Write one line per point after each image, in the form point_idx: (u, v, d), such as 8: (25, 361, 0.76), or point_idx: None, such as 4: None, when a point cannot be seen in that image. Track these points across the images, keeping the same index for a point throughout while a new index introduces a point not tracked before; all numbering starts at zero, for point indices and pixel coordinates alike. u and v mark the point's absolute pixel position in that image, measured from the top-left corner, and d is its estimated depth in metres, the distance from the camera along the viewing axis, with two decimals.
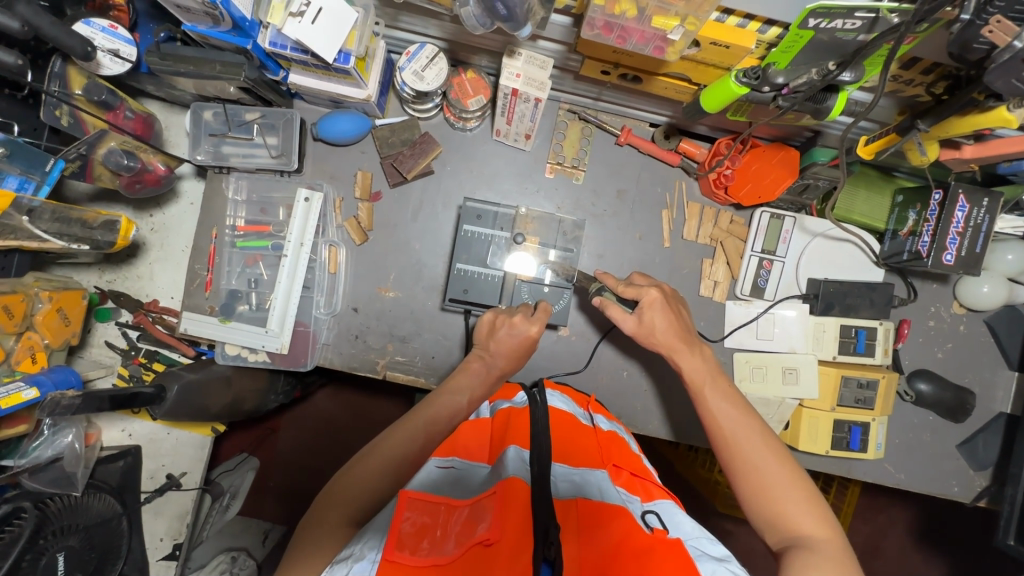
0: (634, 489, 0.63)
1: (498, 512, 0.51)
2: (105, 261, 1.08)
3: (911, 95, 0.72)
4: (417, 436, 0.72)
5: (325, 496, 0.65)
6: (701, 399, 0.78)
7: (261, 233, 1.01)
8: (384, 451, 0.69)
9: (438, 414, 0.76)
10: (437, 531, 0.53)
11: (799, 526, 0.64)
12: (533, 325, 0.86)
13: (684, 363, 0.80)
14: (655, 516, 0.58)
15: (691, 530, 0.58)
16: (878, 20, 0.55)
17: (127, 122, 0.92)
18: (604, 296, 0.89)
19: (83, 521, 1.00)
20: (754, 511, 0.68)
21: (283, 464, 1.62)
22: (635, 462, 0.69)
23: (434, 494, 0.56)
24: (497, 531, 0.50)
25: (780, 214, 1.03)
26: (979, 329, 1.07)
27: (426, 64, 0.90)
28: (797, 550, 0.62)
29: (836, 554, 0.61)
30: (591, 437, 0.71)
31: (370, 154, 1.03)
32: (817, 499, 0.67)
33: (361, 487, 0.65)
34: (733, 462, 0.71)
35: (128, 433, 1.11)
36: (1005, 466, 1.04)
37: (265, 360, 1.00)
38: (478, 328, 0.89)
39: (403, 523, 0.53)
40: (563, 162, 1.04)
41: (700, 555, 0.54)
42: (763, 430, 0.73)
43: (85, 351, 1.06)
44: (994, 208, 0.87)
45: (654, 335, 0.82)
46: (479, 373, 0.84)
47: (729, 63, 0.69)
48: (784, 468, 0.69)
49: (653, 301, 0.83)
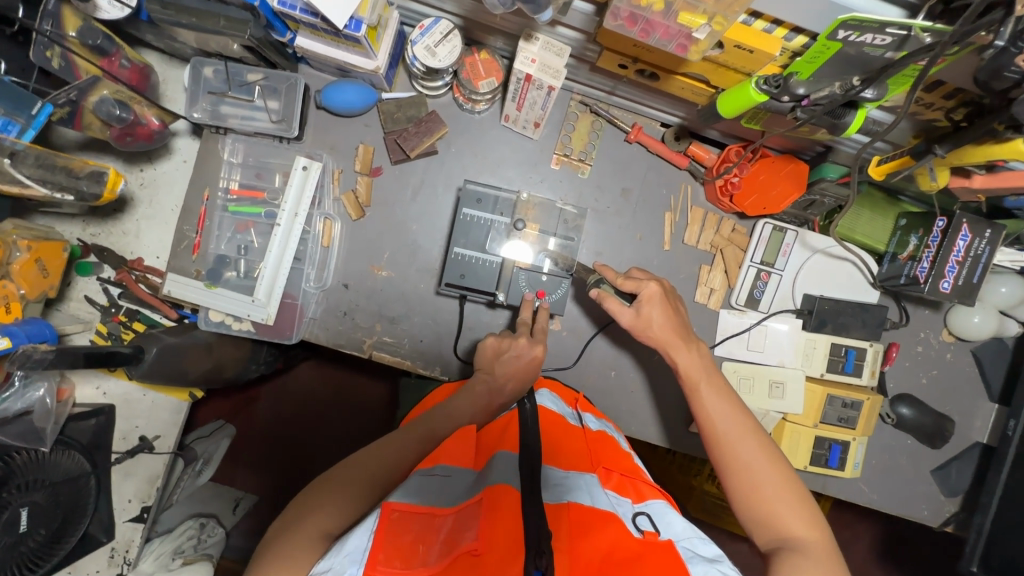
0: (624, 491, 0.63)
1: (485, 523, 0.51)
2: (90, 214, 1.04)
3: (929, 119, 0.70)
4: (407, 453, 0.71)
5: (305, 496, 0.64)
6: (696, 392, 0.76)
7: (255, 199, 0.98)
8: (376, 463, 0.68)
9: (435, 432, 0.74)
10: (421, 543, 0.52)
11: (788, 530, 0.65)
12: (537, 348, 0.85)
13: (680, 356, 0.79)
14: (647, 518, 0.58)
15: (683, 530, 0.57)
16: (909, 37, 0.54)
17: (122, 71, 0.88)
18: (602, 289, 0.88)
19: (50, 478, 0.98)
20: (744, 512, 0.68)
21: (259, 434, 1.61)
22: (624, 461, 0.69)
23: (415, 505, 0.55)
24: (485, 541, 0.49)
25: (783, 227, 1.02)
26: (965, 358, 1.08)
27: (439, 40, 0.87)
28: (786, 554, 0.63)
29: (824, 557, 0.62)
30: (579, 439, 0.71)
31: (373, 128, 1.00)
32: (808, 503, 0.67)
33: (343, 497, 0.63)
34: (725, 461, 0.70)
35: (103, 391, 1.08)
36: (976, 494, 1.06)
37: (249, 330, 0.97)
38: (480, 353, 0.87)
39: (389, 535, 0.51)
40: (570, 154, 1.02)
41: (692, 558, 0.54)
42: (757, 431, 0.72)
43: (63, 304, 1.03)
44: (995, 240, 0.88)
45: (651, 328, 0.81)
46: (483, 396, 0.81)
47: (750, 68, 0.67)
48: (777, 471, 0.68)
49: (652, 295, 0.81)
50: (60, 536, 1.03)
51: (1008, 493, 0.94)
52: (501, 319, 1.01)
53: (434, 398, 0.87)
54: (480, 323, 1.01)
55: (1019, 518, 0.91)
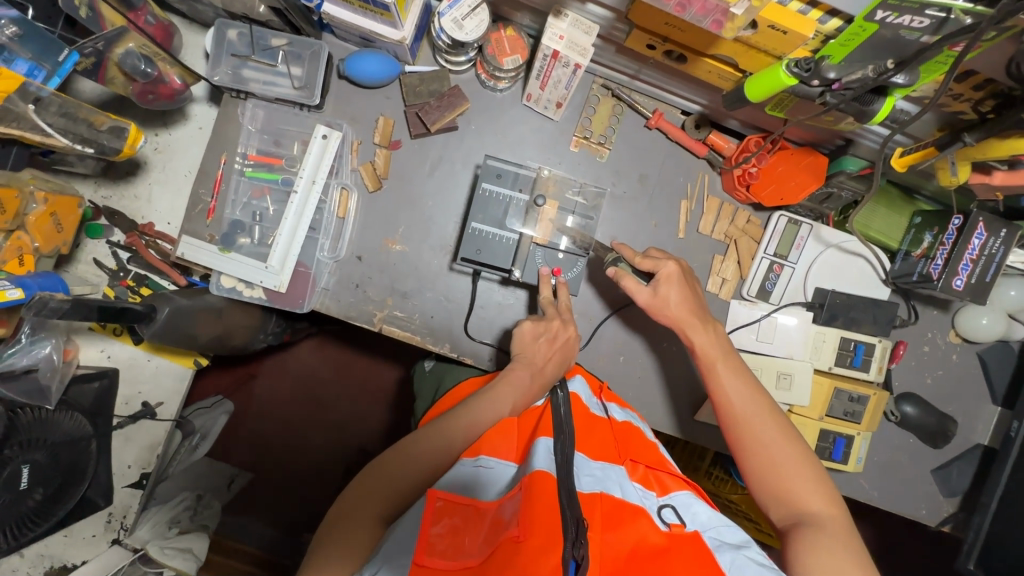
0: (650, 484, 0.70)
1: (525, 513, 0.59)
2: (102, 176, 1.04)
3: (955, 111, 0.70)
4: (453, 444, 0.74)
5: (358, 485, 0.69)
6: (713, 372, 0.80)
7: (271, 166, 0.98)
8: (424, 450, 0.72)
9: (479, 420, 0.77)
10: (468, 530, 0.61)
11: (805, 504, 0.69)
12: (570, 330, 0.90)
13: (697, 337, 0.82)
14: (672, 511, 0.66)
15: (708, 520, 0.65)
16: (949, 20, 0.54)
17: (148, 26, 0.88)
18: (619, 266, 0.90)
19: (51, 438, 0.99)
20: (762, 487, 0.72)
21: (258, 410, 1.60)
22: (651, 454, 0.76)
23: (457, 496, 0.64)
24: (525, 530, 0.57)
25: (798, 220, 1.02)
26: (971, 361, 1.09)
27: (467, 13, 0.88)
28: (803, 527, 0.67)
29: (839, 529, 0.66)
30: (607, 431, 0.78)
31: (395, 101, 1.00)
32: (824, 480, 0.71)
33: (394, 485, 0.69)
34: (743, 439, 0.75)
35: (107, 354, 1.06)
36: (975, 495, 1.07)
37: (260, 297, 0.97)
38: (518, 338, 0.89)
39: (433, 527, 0.60)
40: (590, 137, 1.02)
41: (719, 546, 0.61)
42: (772, 410, 0.76)
43: (72, 265, 1.02)
44: (1010, 240, 0.88)
45: (668, 307, 0.84)
46: (522, 382, 0.83)
47: (782, 50, 0.67)
48: (792, 449, 0.73)
49: (671, 274, 0.84)
50: (59, 495, 1.02)
51: (1008, 494, 0.95)
52: (512, 299, 1.01)
53: (466, 387, 0.91)
54: (492, 302, 1.01)
55: (1018, 518, 0.92)
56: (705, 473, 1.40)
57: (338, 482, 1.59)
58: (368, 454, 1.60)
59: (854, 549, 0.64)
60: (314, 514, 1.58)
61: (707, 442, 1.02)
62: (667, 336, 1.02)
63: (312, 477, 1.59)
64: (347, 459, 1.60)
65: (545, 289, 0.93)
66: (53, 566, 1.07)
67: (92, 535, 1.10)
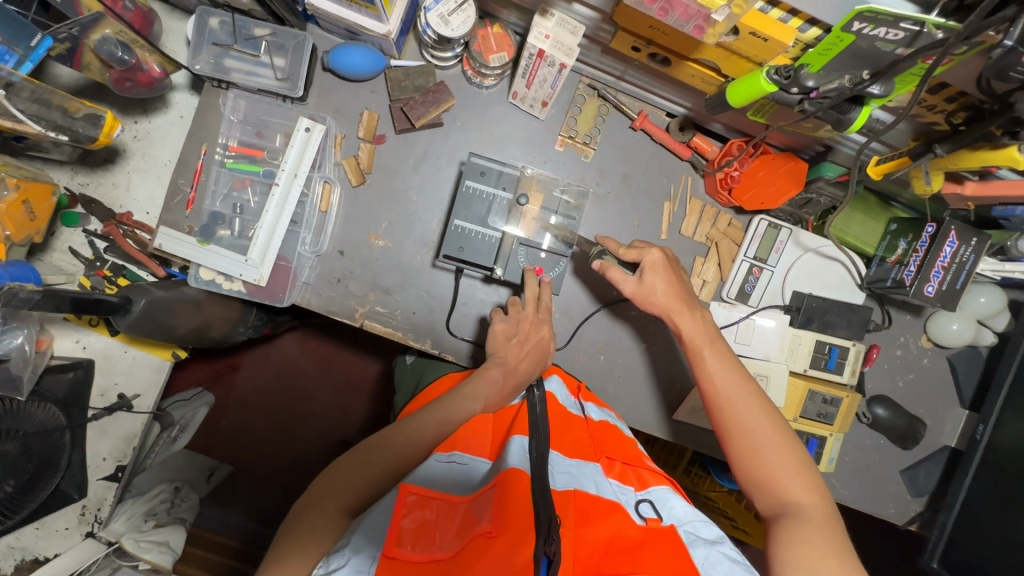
0: (627, 480, 0.71)
1: (497, 508, 0.60)
2: (79, 162, 1.01)
3: (929, 121, 0.72)
4: (427, 437, 0.75)
5: (331, 473, 0.70)
6: (699, 360, 0.81)
7: (253, 157, 0.97)
8: (395, 443, 0.73)
9: (450, 416, 0.78)
10: (440, 524, 0.62)
11: (788, 494, 0.70)
12: (543, 330, 0.91)
13: (683, 324, 0.83)
14: (649, 505, 0.67)
15: (685, 515, 0.66)
16: (922, 33, 0.55)
17: (126, 12, 0.87)
18: (604, 260, 0.90)
19: (24, 428, 0.97)
20: (746, 476, 0.73)
21: (239, 402, 1.59)
22: (628, 451, 0.78)
23: (431, 491, 0.65)
24: (499, 526, 0.58)
25: (778, 224, 1.04)
26: (941, 364, 1.12)
27: (453, 9, 0.87)
28: (784, 517, 0.68)
29: (820, 518, 0.67)
30: (583, 430, 0.79)
31: (380, 95, 0.99)
32: (808, 469, 0.72)
33: (362, 477, 0.69)
34: (728, 427, 0.75)
35: (82, 345, 1.05)
36: (941, 495, 1.10)
37: (240, 291, 0.96)
38: (491, 339, 0.90)
39: (404, 518, 0.61)
40: (575, 137, 1.02)
41: (693, 541, 0.62)
42: (758, 397, 0.77)
43: (47, 253, 1.00)
44: (981, 248, 0.91)
45: (654, 296, 0.84)
46: (495, 381, 0.85)
47: (763, 58, 0.68)
48: (777, 437, 0.73)
49: (654, 263, 0.85)
50: (31, 487, 0.99)
51: (972, 494, 0.98)
52: (495, 297, 1.02)
53: (440, 386, 0.91)
54: (475, 299, 1.01)
55: (984, 519, 0.94)
56: (683, 471, 1.43)
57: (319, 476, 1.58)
58: (349, 447, 1.59)
59: (833, 539, 0.65)
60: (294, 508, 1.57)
61: (684, 440, 1.04)
62: (646, 335, 1.04)
63: (292, 470, 1.58)
64: (328, 453, 1.59)
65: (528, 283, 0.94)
66: (25, 559, 1.05)
67: (64, 529, 1.07)
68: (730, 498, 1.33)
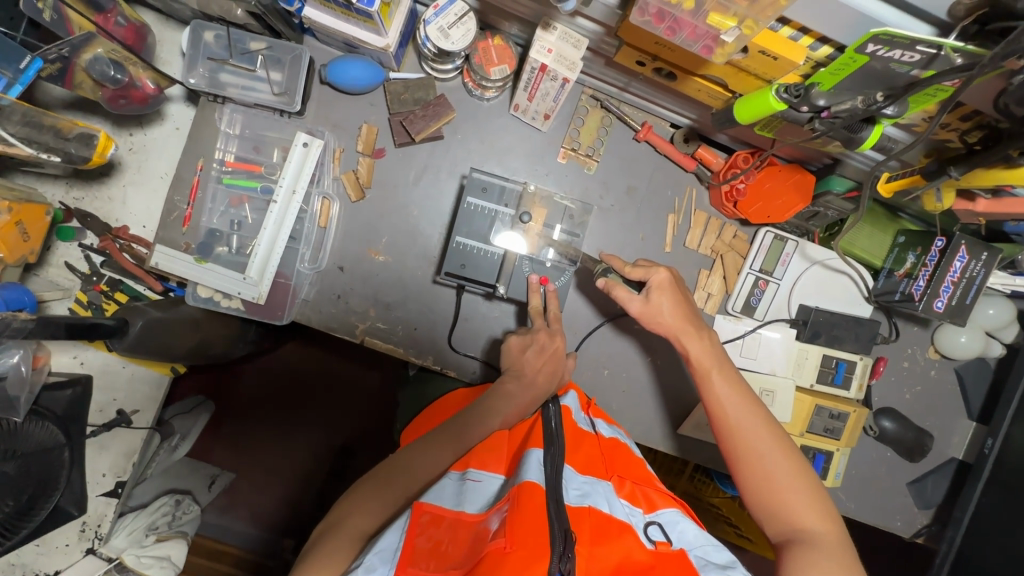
0: (636, 501, 0.69)
1: (509, 523, 0.56)
2: (74, 176, 0.99)
3: (942, 139, 0.70)
4: (443, 457, 0.75)
5: (349, 496, 0.70)
6: (707, 381, 0.79)
7: (251, 172, 0.95)
8: (411, 463, 0.73)
9: (466, 433, 0.78)
10: (454, 543, 0.58)
11: (799, 520, 0.69)
12: (558, 339, 0.89)
13: (690, 344, 0.81)
14: (658, 528, 0.65)
15: (695, 538, 0.65)
16: (938, 57, 0.53)
17: (118, 29, 0.84)
18: (608, 278, 0.89)
19: (21, 448, 0.95)
20: (756, 502, 0.72)
21: (241, 412, 1.58)
22: (638, 471, 0.76)
23: (445, 509, 0.63)
24: (512, 539, 0.54)
25: (784, 236, 1.02)
26: (948, 376, 1.11)
27: (453, 22, 0.85)
28: (797, 544, 0.67)
29: (832, 546, 0.66)
30: (595, 447, 0.77)
31: (379, 108, 0.97)
32: (818, 493, 0.71)
33: (379, 498, 0.69)
34: (737, 452, 0.74)
35: (80, 361, 1.03)
36: (948, 508, 1.09)
37: (238, 308, 0.95)
38: (507, 352, 0.89)
39: (418, 537, 0.59)
40: (578, 149, 1.00)
41: (705, 565, 0.61)
42: (767, 420, 0.75)
43: (42, 269, 0.98)
44: (991, 263, 0.89)
45: (661, 316, 0.82)
46: (514, 396, 0.83)
47: (772, 75, 0.67)
48: (787, 462, 0.72)
49: (662, 283, 0.83)
50: (29, 508, 0.98)
51: (980, 509, 0.97)
52: (498, 312, 1.00)
53: (451, 405, 0.90)
54: (477, 314, 1.00)
55: (991, 534, 0.93)
56: (687, 478, 1.44)
57: (319, 486, 1.57)
58: (350, 457, 1.59)
59: (845, 568, 0.64)
60: (295, 518, 1.56)
61: (688, 455, 1.03)
62: (651, 349, 1.03)
63: (294, 479, 1.57)
64: (329, 463, 1.58)
65: (535, 298, 0.92)
66: None
67: (65, 545, 1.07)
68: (734, 505, 1.30)
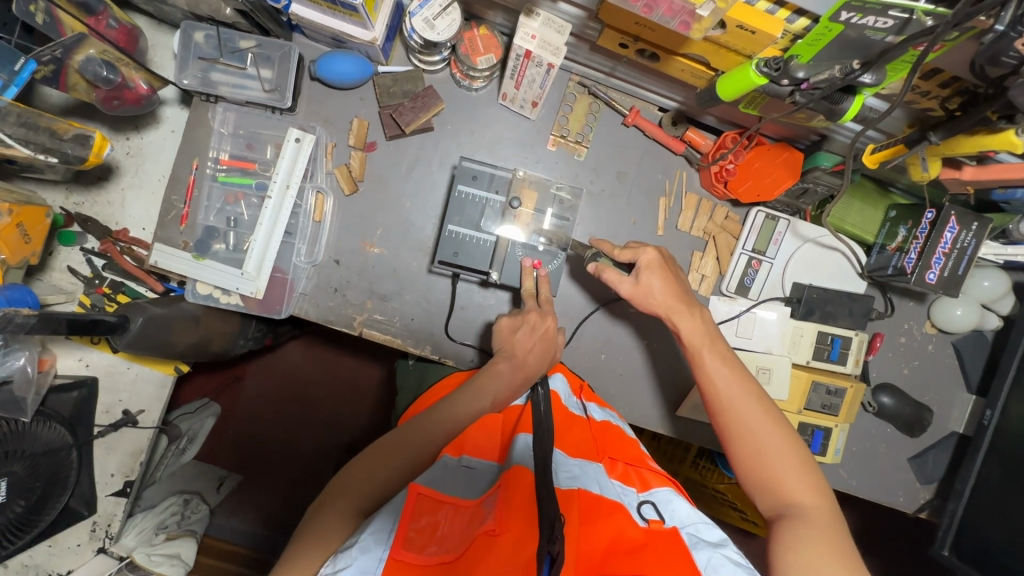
0: (629, 480, 0.71)
1: (502, 508, 0.59)
2: (74, 181, 1.01)
3: (924, 108, 0.71)
4: (434, 438, 0.75)
5: (337, 481, 0.71)
6: (699, 360, 0.80)
7: (246, 170, 0.97)
8: (402, 445, 0.73)
9: (457, 413, 0.78)
10: (448, 527, 0.60)
11: (791, 495, 0.70)
12: (548, 320, 0.89)
13: (682, 324, 0.82)
14: (651, 507, 0.66)
15: (687, 517, 0.65)
16: (911, 21, 0.54)
17: (110, 31, 0.86)
18: (599, 262, 0.90)
19: (30, 448, 0.97)
20: (748, 476, 0.73)
21: (246, 411, 1.60)
22: (630, 451, 0.77)
23: (441, 495, 0.63)
24: (502, 524, 0.57)
25: (775, 216, 1.03)
26: (946, 350, 1.11)
27: (438, 13, 0.86)
28: (788, 518, 0.67)
29: (823, 519, 0.67)
30: (586, 430, 0.79)
31: (369, 102, 0.99)
32: (809, 468, 0.72)
33: (371, 481, 0.70)
34: (729, 428, 0.75)
35: (85, 363, 1.05)
36: (950, 482, 1.09)
37: (237, 303, 0.96)
38: (497, 334, 0.90)
39: (415, 517, 0.59)
40: (567, 136, 1.01)
41: (697, 543, 0.61)
42: (759, 396, 0.76)
43: (45, 274, 1.00)
44: (982, 233, 0.90)
45: (651, 296, 0.83)
46: (506, 375, 0.83)
47: (751, 50, 0.67)
48: (779, 437, 0.73)
49: (651, 262, 0.84)
50: (40, 507, 1.00)
51: (981, 481, 0.97)
52: (493, 300, 1.01)
53: (443, 387, 0.91)
54: (472, 303, 1.01)
55: (992, 504, 0.94)
56: (691, 463, 1.43)
57: (326, 483, 1.58)
58: (355, 453, 1.60)
59: (836, 538, 0.65)
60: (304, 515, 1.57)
61: (687, 436, 1.04)
62: (646, 333, 1.03)
63: (300, 477, 1.59)
64: (335, 460, 1.59)
65: (527, 281, 0.93)
66: None
67: (76, 545, 1.08)
68: (738, 488, 1.28)
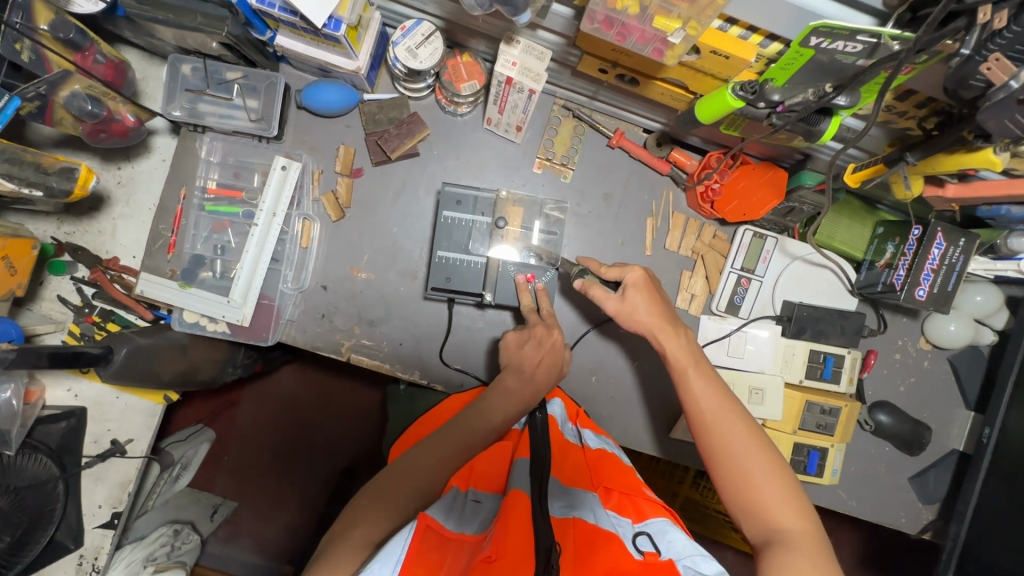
0: (625, 511, 0.68)
1: (501, 534, 0.57)
2: (65, 211, 1.01)
3: (902, 127, 0.72)
4: (448, 459, 0.73)
5: (353, 507, 0.68)
6: (684, 378, 0.79)
7: (233, 199, 0.97)
8: (417, 468, 0.72)
9: (472, 434, 0.77)
10: (448, 560, 0.57)
11: (778, 520, 0.68)
12: (555, 333, 0.87)
13: (668, 343, 0.80)
14: (647, 539, 0.64)
15: (684, 548, 0.62)
16: (879, 45, 0.54)
17: (97, 66, 0.88)
18: (585, 278, 0.90)
19: (14, 481, 0.96)
20: (735, 501, 0.71)
21: (237, 440, 1.58)
22: (625, 479, 0.75)
23: (445, 530, 0.60)
24: (498, 549, 0.55)
25: (763, 234, 1.03)
26: (942, 366, 1.09)
27: (421, 42, 0.88)
28: (775, 545, 0.66)
29: (810, 545, 0.65)
30: (580, 458, 0.78)
31: (355, 129, 1.00)
32: (796, 492, 0.70)
33: (388, 504, 0.68)
34: (714, 450, 0.73)
35: (74, 394, 1.03)
36: (952, 502, 1.06)
37: (225, 331, 0.96)
38: (504, 348, 0.89)
39: (422, 547, 0.56)
40: (553, 159, 1.02)
41: None
42: (744, 417, 0.75)
43: (34, 303, 1.00)
44: (970, 249, 0.89)
45: (637, 313, 0.82)
46: (516, 391, 0.82)
47: (728, 74, 0.68)
48: (764, 460, 0.71)
49: (637, 280, 0.83)
50: (25, 541, 0.98)
51: (981, 501, 0.95)
52: (482, 322, 1.00)
53: (448, 411, 0.89)
54: (462, 327, 1.00)
55: (995, 525, 0.91)
56: (690, 485, 1.40)
57: (320, 510, 1.56)
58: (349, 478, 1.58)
59: (823, 566, 0.63)
60: (296, 542, 1.55)
61: (681, 459, 1.02)
62: (638, 353, 1.02)
63: (294, 503, 1.57)
64: (329, 486, 1.57)
65: (525, 297, 0.93)
66: None
67: None
68: None
